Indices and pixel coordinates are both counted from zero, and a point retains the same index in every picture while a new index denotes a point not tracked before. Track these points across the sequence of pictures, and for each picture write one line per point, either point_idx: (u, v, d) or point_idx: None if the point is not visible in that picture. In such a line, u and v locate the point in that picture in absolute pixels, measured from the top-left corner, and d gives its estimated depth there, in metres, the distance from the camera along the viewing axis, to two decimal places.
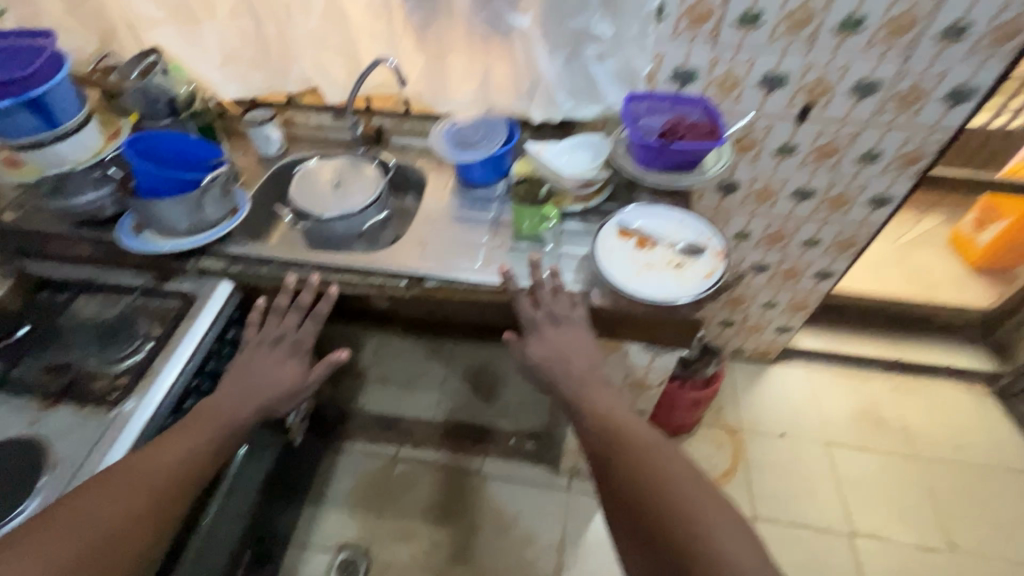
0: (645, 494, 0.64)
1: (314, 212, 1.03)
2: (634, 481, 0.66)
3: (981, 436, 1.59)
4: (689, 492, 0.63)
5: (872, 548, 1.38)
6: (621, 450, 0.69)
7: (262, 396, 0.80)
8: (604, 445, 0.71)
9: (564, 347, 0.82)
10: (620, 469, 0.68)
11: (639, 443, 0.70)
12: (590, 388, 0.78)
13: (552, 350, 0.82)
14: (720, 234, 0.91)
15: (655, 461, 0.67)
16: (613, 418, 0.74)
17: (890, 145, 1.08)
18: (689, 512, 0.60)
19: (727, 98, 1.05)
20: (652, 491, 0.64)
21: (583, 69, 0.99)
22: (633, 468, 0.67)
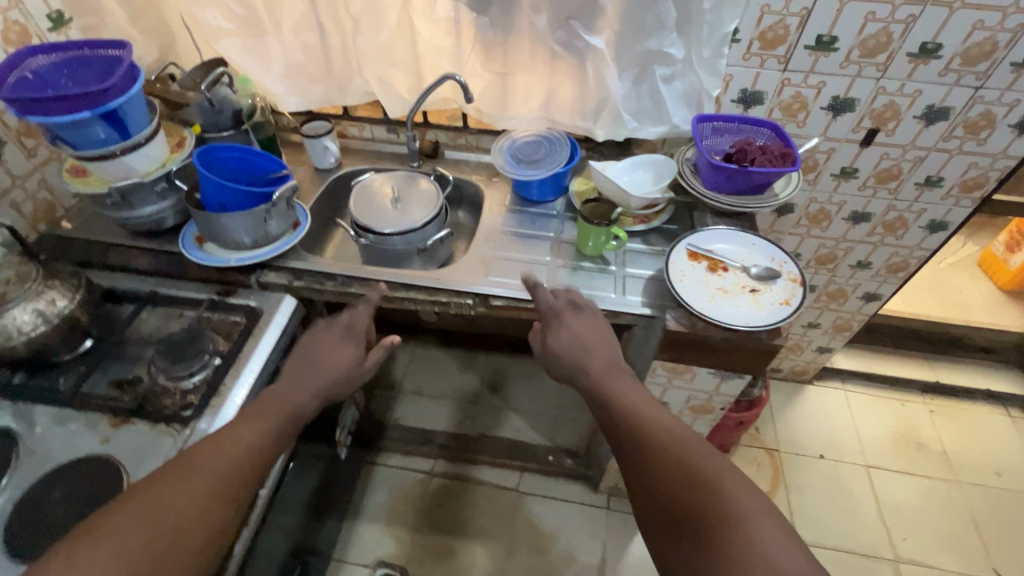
0: (676, 491, 0.60)
1: (374, 227, 1.02)
2: (664, 478, 0.62)
3: (1022, 462, 1.57)
4: (724, 486, 0.58)
5: (919, 575, 1.36)
6: (649, 444, 0.65)
7: (325, 377, 0.77)
8: (631, 437, 0.68)
9: (584, 340, 0.81)
10: (647, 467, 0.64)
11: (666, 437, 0.65)
12: (615, 380, 0.75)
13: (574, 345, 0.81)
14: (795, 260, 0.90)
15: (685, 453, 0.63)
16: (640, 409, 0.70)
17: (953, 171, 1.07)
18: (722, 509, 0.56)
19: (792, 121, 1.04)
20: (684, 489, 0.59)
21: (651, 89, 0.99)
22: (662, 462, 0.63)
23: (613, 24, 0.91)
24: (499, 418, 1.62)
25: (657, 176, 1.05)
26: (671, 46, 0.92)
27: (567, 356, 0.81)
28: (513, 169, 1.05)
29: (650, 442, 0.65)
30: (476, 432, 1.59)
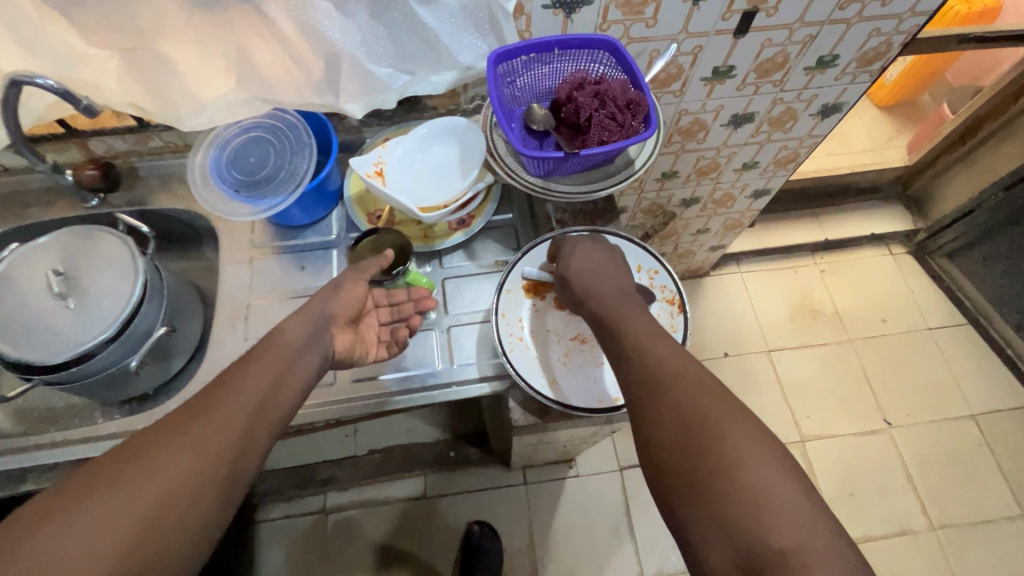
0: (685, 430, 0.46)
1: (35, 364, 0.62)
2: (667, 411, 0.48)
3: (904, 301, 1.60)
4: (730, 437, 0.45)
5: (823, 448, 1.41)
6: (661, 379, 0.50)
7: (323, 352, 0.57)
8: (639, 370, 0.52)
9: (616, 262, 0.62)
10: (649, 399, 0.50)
11: (684, 370, 0.50)
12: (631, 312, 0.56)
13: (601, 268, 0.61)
14: (669, 266, 0.67)
15: (701, 390, 0.48)
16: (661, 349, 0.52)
17: (850, 45, 0.79)
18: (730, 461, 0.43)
19: (639, 19, 0.69)
20: (693, 427, 0.46)
21: (407, 21, 0.58)
22: (672, 396, 0.49)
23: None
24: (386, 422, 1.40)
25: (461, 154, 0.70)
26: None
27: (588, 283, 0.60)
28: (246, 204, 0.63)
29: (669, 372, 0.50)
30: (364, 448, 1.37)
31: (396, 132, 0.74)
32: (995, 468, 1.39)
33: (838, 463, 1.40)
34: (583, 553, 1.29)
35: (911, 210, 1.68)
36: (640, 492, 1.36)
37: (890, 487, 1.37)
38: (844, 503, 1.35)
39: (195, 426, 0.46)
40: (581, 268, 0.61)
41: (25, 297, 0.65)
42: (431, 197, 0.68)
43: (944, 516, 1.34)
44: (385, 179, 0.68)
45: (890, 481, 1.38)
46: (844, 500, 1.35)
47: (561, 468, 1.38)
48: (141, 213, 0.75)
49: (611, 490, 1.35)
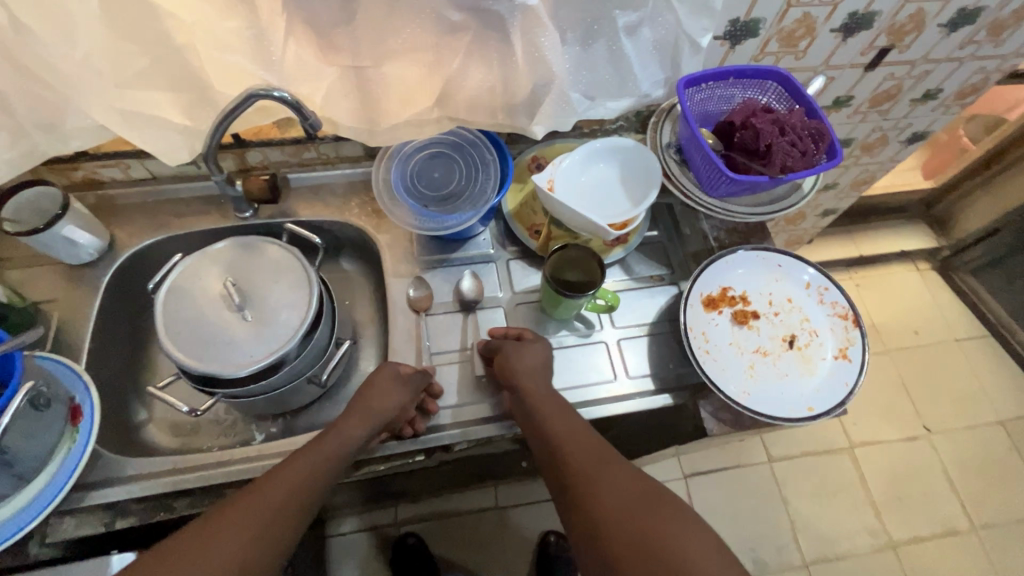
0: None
1: (226, 375, 0.61)
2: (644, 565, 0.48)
3: (933, 315, 1.70)
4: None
5: (871, 454, 1.48)
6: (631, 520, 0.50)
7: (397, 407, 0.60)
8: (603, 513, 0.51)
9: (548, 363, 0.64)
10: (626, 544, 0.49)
11: (611, 486, 0.53)
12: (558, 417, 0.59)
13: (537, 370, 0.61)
14: (838, 283, 0.66)
15: (617, 504, 0.52)
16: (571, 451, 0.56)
17: (956, 81, 0.86)
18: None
19: (791, 52, 0.73)
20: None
21: (609, 50, 0.61)
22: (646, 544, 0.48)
23: None
24: None
25: (628, 173, 0.72)
26: None
27: (530, 384, 0.61)
28: (428, 220, 0.65)
29: (636, 514, 0.51)
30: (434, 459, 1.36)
31: (545, 150, 0.79)
32: None
33: (886, 468, 1.47)
34: None
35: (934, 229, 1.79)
36: (704, 499, 1.39)
37: (934, 491, 1.45)
38: (894, 506, 1.42)
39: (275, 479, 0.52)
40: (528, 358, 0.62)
41: (200, 306, 0.65)
42: (600, 212, 0.70)
43: (984, 516, 1.43)
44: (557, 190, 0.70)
45: (934, 484, 1.46)
46: (894, 503, 1.43)
47: None
48: (296, 225, 0.75)
49: None
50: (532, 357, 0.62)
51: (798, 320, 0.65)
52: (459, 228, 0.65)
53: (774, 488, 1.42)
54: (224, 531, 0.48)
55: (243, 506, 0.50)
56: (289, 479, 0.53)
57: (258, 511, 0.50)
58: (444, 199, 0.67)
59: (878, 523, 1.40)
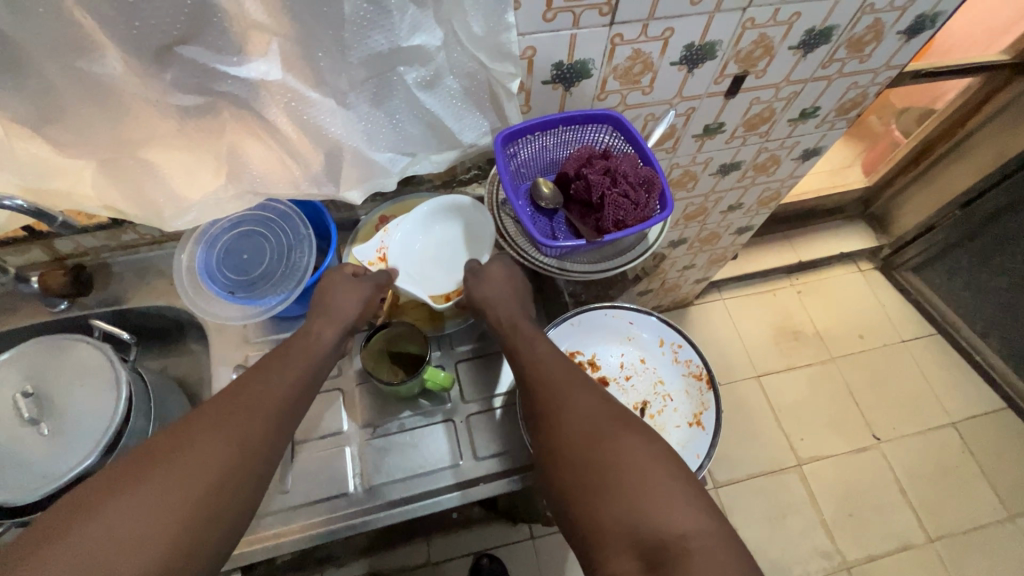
0: (574, 439, 0.49)
1: (8, 503, 0.54)
2: (560, 429, 0.50)
3: (878, 317, 1.66)
4: (621, 441, 0.47)
5: (820, 470, 1.43)
6: (560, 391, 0.52)
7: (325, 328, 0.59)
8: (535, 384, 0.53)
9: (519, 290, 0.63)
10: (549, 410, 0.51)
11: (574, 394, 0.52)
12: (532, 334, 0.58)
13: (501, 291, 0.61)
14: (693, 338, 0.61)
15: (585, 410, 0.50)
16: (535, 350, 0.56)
17: (831, 97, 0.82)
18: (629, 463, 0.46)
19: (635, 87, 0.68)
20: (586, 440, 0.48)
21: (409, 105, 0.55)
22: (565, 416, 0.50)
23: (280, 26, 0.43)
24: None
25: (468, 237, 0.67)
26: (416, 32, 0.48)
27: (493, 310, 0.60)
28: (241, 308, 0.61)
29: (595, 429, 0.48)
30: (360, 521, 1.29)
31: (394, 208, 0.72)
32: (979, 475, 1.45)
33: (836, 483, 1.42)
34: None
35: (874, 228, 1.76)
36: None
37: (887, 504, 1.40)
38: (846, 525, 1.37)
39: (238, 402, 0.50)
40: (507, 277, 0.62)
41: None
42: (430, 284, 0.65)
43: (940, 527, 1.38)
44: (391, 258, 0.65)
45: (886, 497, 1.41)
46: (846, 521, 1.37)
47: None
48: (116, 314, 0.68)
49: None
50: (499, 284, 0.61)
51: (651, 384, 0.61)
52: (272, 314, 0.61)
53: None
54: (184, 457, 0.45)
55: (210, 422, 0.48)
56: (260, 401, 0.51)
57: (221, 432, 0.48)
58: (258, 281, 0.62)
59: (831, 545, 1.34)
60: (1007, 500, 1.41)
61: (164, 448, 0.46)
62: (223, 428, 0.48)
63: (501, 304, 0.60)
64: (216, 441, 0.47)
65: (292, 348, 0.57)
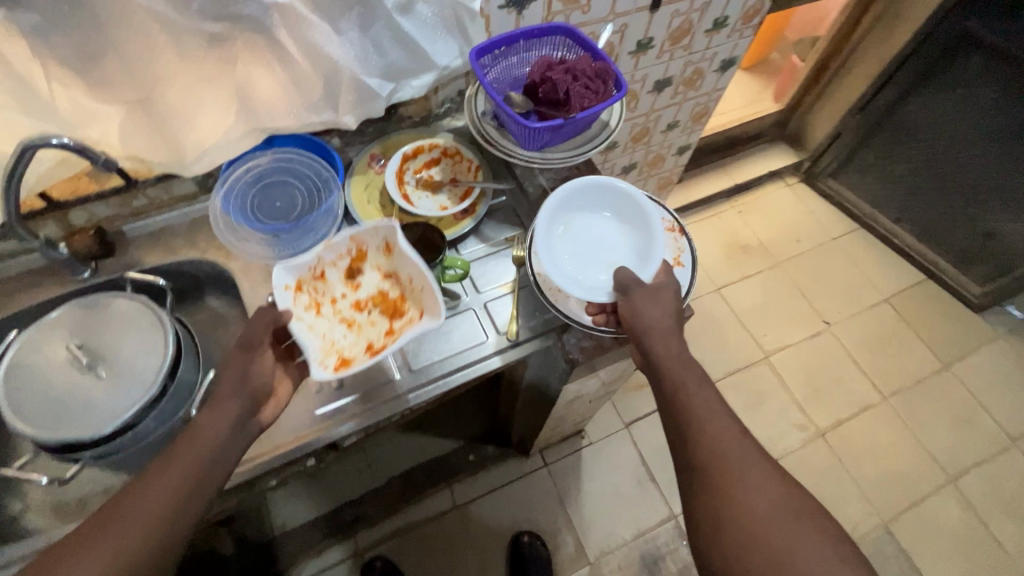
0: (748, 517, 0.53)
1: (84, 436, 0.58)
2: (734, 503, 0.54)
3: (811, 222, 1.86)
4: (785, 517, 0.52)
5: (784, 358, 1.60)
6: (728, 460, 0.56)
7: None
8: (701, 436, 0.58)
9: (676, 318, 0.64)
10: (724, 483, 0.55)
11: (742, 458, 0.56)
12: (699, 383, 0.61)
13: (657, 319, 0.62)
14: (662, 202, 0.74)
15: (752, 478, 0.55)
16: (705, 401, 0.60)
17: (736, 6, 0.96)
18: (805, 551, 0.50)
19: (576, 7, 0.79)
20: (762, 522, 0.52)
21: (389, 28, 0.63)
22: (733, 484, 0.55)
23: None
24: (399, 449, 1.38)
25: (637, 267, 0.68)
26: None
27: (649, 339, 0.62)
28: (277, 250, 0.67)
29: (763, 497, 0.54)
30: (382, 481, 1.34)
31: (382, 146, 0.81)
32: (915, 338, 1.66)
33: (800, 367, 1.59)
34: (616, 512, 1.37)
35: (793, 145, 1.96)
36: (650, 443, 1.46)
37: (845, 376, 1.59)
38: (814, 399, 1.54)
39: (152, 488, 0.50)
40: (657, 305, 0.63)
41: (41, 377, 0.61)
42: (567, 247, 0.70)
43: (890, 386, 1.58)
44: (362, 289, 0.68)
45: (843, 370, 1.60)
46: (815, 397, 1.55)
47: (574, 441, 1.45)
48: (143, 272, 0.72)
49: (623, 447, 1.45)
50: (659, 310, 0.63)
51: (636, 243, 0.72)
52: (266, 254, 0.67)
53: None
54: (89, 557, 0.46)
55: (123, 509, 0.49)
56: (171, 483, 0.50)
57: (130, 521, 0.48)
58: (278, 215, 0.68)
59: (804, 418, 1.51)
60: (940, 354, 1.64)
61: (65, 552, 0.46)
62: (128, 518, 0.48)
63: (659, 338, 0.62)
64: (111, 543, 0.47)
65: (208, 417, 0.54)
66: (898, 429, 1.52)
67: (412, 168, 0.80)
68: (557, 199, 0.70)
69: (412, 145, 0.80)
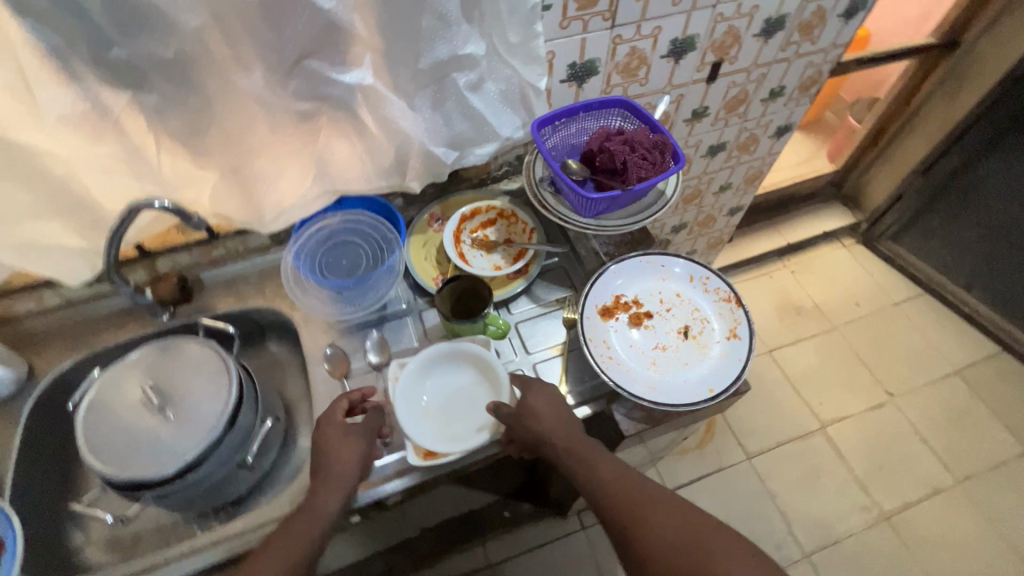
0: (661, 561, 0.52)
1: (145, 477, 0.61)
2: (657, 552, 0.53)
3: (870, 286, 1.78)
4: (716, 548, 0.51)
5: (843, 430, 1.50)
6: (637, 516, 0.56)
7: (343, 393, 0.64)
8: (614, 508, 0.58)
9: (558, 410, 0.64)
10: (639, 538, 0.55)
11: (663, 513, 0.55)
12: (598, 455, 0.61)
13: (536, 424, 0.61)
14: (718, 271, 0.73)
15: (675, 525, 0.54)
16: (604, 469, 0.60)
17: (793, 77, 0.97)
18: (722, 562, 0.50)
19: (634, 80, 0.83)
20: (672, 562, 0.52)
21: (460, 105, 0.67)
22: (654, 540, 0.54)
23: (373, 40, 0.57)
24: None
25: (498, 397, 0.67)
26: (467, 43, 0.61)
27: (547, 442, 0.62)
28: (336, 303, 0.74)
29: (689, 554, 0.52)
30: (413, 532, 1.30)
31: (441, 206, 0.85)
32: (991, 416, 1.53)
33: (860, 440, 1.49)
34: None
35: (850, 206, 1.91)
36: None
37: (912, 454, 1.47)
38: (877, 477, 1.43)
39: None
40: (533, 408, 0.63)
41: (116, 415, 0.65)
42: (470, 382, 0.69)
43: (965, 468, 1.45)
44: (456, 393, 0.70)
45: (911, 448, 1.48)
46: (878, 475, 1.43)
47: None
48: (214, 318, 0.77)
49: None
50: (533, 409, 0.62)
51: (689, 311, 0.71)
52: (314, 308, 0.74)
53: (758, 485, 1.42)
54: None
55: None
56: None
57: None
58: (342, 269, 0.74)
59: (867, 498, 1.40)
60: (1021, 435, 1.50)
61: None
62: None
63: (549, 434, 0.62)
64: None
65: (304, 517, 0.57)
66: (977, 518, 1.37)
67: (468, 229, 0.83)
68: (413, 366, 0.68)
69: (470, 207, 0.84)
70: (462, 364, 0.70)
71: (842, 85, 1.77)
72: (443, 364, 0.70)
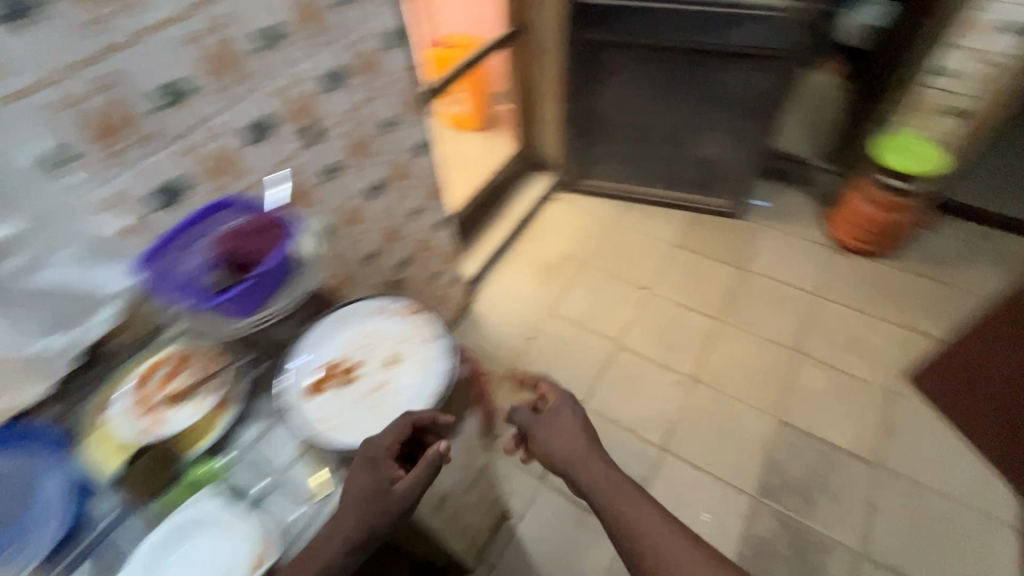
0: (607, 508, 0.85)
1: None
2: (616, 504, 0.84)
3: (591, 219, 2.09)
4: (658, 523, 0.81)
5: (634, 336, 1.73)
6: (613, 494, 0.85)
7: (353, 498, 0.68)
8: (593, 484, 0.87)
9: (576, 430, 0.93)
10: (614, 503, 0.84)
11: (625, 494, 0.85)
12: (609, 470, 0.88)
13: (565, 452, 0.91)
14: (389, 299, 0.92)
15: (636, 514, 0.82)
16: (588, 466, 0.89)
17: (392, 107, 1.09)
18: (627, 512, 0.83)
19: (234, 177, 0.87)
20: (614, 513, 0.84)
21: (31, 298, 0.70)
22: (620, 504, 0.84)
23: None
24: None
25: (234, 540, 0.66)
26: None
27: (567, 461, 0.91)
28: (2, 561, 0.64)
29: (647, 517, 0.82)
30: None
31: (106, 391, 0.78)
32: (712, 261, 1.92)
33: (648, 335, 1.74)
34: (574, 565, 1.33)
35: (543, 168, 2.21)
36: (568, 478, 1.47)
37: (684, 321, 1.76)
38: (672, 354, 1.68)
39: None
40: (555, 433, 0.93)
41: None
42: (199, 544, 0.66)
43: (719, 308, 1.79)
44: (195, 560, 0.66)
45: (680, 318, 1.77)
46: (672, 352, 1.68)
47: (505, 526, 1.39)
48: None
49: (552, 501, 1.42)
50: (557, 433, 0.93)
51: (383, 345, 0.87)
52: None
53: (601, 421, 1.56)
54: None
55: None
56: None
57: None
58: (1, 521, 0.67)
59: (675, 375, 1.64)
60: (734, 262, 1.90)
61: None
62: None
63: (571, 462, 0.90)
64: None
65: None
66: (743, 338, 1.71)
67: (151, 391, 0.77)
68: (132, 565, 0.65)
69: (148, 365, 0.79)
70: (194, 527, 0.67)
71: (491, 71, 2.01)
72: (172, 543, 0.66)
